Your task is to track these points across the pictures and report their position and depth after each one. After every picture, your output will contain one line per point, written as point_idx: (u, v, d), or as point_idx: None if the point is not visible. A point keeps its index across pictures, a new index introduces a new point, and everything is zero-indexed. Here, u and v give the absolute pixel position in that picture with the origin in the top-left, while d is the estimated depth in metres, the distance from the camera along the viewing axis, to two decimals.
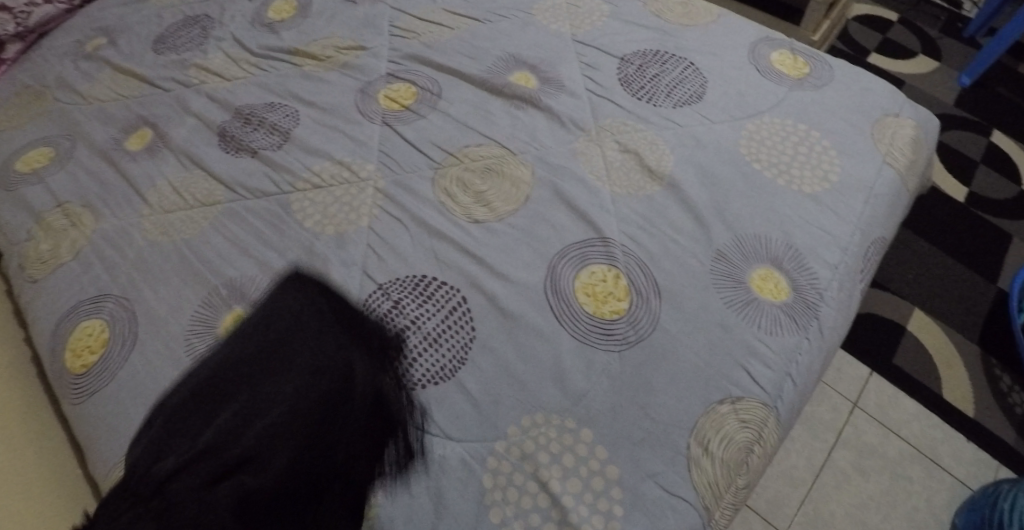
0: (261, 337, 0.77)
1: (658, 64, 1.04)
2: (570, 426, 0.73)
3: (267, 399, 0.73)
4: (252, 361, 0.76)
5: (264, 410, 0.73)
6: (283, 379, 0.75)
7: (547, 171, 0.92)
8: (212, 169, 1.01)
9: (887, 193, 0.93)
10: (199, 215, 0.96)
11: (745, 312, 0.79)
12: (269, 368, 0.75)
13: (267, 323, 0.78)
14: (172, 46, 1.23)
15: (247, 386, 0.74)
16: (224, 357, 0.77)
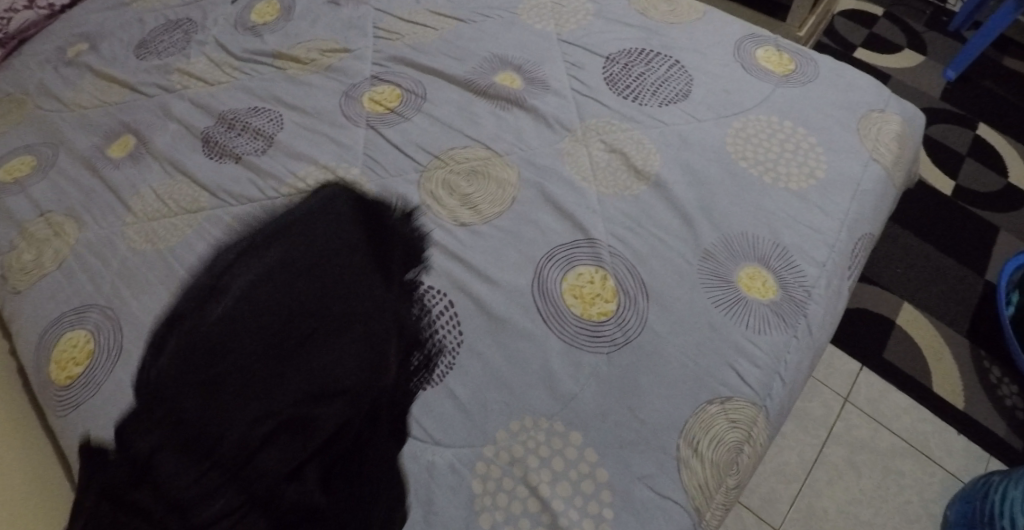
0: (314, 300, 0.81)
1: (644, 63, 1.04)
2: (559, 430, 0.73)
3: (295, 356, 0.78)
4: (310, 320, 0.79)
5: (310, 365, 0.77)
6: (338, 338, 0.78)
7: (533, 172, 0.92)
8: (199, 174, 1.00)
9: (873, 189, 0.93)
10: (188, 220, 0.95)
11: (733, 311, 0.79)
12: (323, 329, 0.79)
13: (320, 284, 0.82)
14: (154, 51, 1.22)
15: (291, 345, 0.78)
16: (279, 316, 0.80)
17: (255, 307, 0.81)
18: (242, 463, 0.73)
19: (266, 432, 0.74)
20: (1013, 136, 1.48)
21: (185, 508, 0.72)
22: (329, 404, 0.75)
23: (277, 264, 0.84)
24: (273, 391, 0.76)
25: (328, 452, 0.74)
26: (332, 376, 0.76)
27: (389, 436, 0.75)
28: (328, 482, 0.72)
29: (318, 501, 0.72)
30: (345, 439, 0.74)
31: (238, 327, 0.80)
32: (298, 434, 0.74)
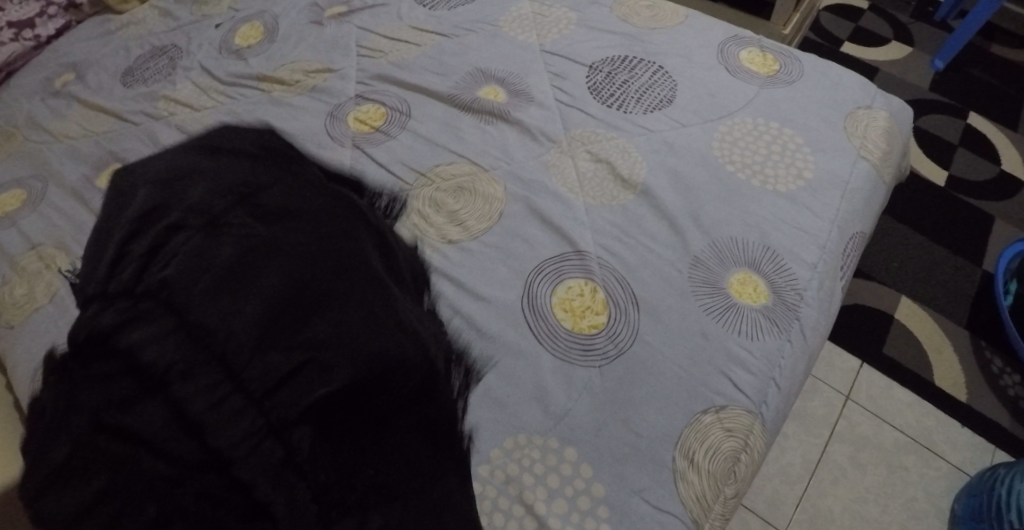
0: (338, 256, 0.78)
1: (627, 70, 1.03)
2: (554, 446, 0.73)
3: (332, 314, 0.74)
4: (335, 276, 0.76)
5: (345, 323, 0.73)
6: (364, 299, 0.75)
7: (519, 186, 0.91)
8: (166, 156, 0.91)
9: (862, 187, 0.93)
10: (155, 186, 0.84)
11: (724, 317, 0.79)
12: (348, 288, 0.75)
13: (347, 242, 0.79)
14: (140, 79, 1.23)
15: (324, 298, 0.74)
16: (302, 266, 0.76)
17: (276, 246, 0.76)
18: (268, 401, 0.72)
19: (291, 378, 0.72)
20: (1004, 124, 1.48)
21: (199, 430, 0.71)
22: (356, 358, 0.72)
23: (304, 218, 0.79)
24: (297, 339, 0.73)
25: (351, 406, 0.71)
26: (360, 333, 0.73)
27: (414, 400, 0.73)
28: (352, 436, 0.71)
29: (345, 453, 0.71)
30: (372, 398, 0.72)
31: (259, 265, 0.75)
32: (321, 385, 0.71)
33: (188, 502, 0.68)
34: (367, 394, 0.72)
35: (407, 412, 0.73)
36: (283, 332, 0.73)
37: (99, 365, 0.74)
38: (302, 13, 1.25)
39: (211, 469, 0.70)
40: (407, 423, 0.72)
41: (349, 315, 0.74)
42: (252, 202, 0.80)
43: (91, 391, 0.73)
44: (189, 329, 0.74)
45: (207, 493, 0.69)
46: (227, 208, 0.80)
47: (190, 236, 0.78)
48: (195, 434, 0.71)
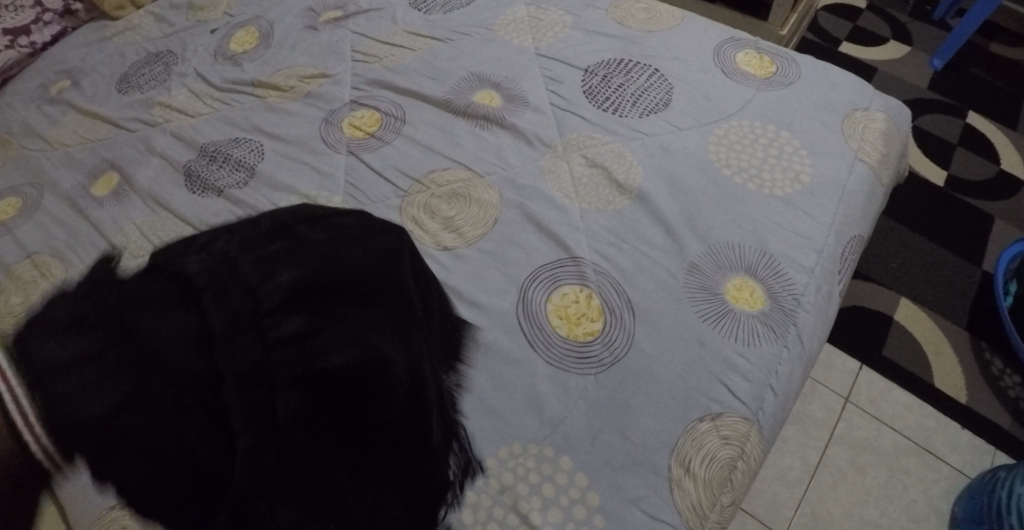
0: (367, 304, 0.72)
1: (623, 74, 1.03)
2: (549, 455, 0.72)
3: (347, 343, 0.69)
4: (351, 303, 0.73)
5: (355, 358, 0.69)
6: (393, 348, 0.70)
7: (514, 192, 0.91)
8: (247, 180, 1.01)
9: (860, 190, 0.92)
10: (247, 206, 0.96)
11: (721, 323, 0.78)
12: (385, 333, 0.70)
13: (390, 279, 0.74)
14: (135, 85, 1.22)
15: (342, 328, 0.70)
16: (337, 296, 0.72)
17: (322, 261, 0.74)
18: (235, 384, 0.69)
19: (293, 409, 0.68)
20: (1004, 123, 1.47)
21: (167, 357, 0.72)
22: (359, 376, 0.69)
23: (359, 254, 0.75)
24: (313, 372, 0.69)
25: (352, 450, 0.68)
26: (387, 369, 0.69)
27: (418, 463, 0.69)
28: (343, 478, 0.67)
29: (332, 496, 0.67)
30: (346, 436, 0.68)
31: (296, 263, 0.74)
32: (297, 395, 0.68)
33: (127, 421, 0.70)
34: (378, 435, 0.68)
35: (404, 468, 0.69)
36: (290, 341, 0.70)
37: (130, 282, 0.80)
38: (297, 17, 1.24)
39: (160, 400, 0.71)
40: (400, 478, 0.69)
41: (364, 350, 0.69)
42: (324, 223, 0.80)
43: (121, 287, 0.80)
44: (218, 286, 0.75)
45: (143, 421, 0.70)
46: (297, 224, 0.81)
47: (241, 246, 0.78)
48: (162, 358, 0.72)
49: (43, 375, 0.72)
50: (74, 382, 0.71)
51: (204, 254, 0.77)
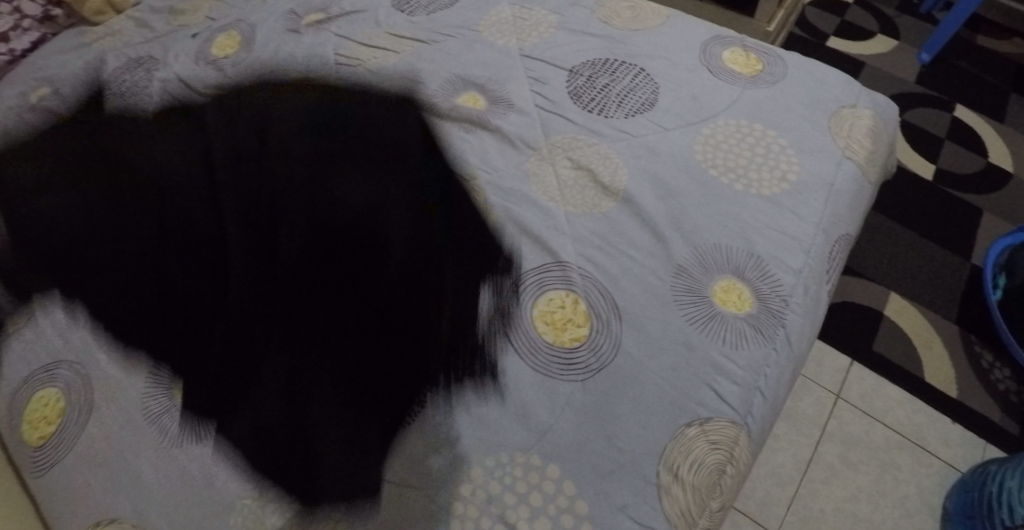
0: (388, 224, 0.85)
1: (608, 73, 1.02)
2: (536, 463, 0.72)
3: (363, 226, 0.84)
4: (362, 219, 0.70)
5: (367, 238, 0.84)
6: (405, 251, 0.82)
7: (499, 195, 0.90)
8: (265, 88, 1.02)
9: (847, 189, 0.91)
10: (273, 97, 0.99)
11: (708, 327, 0.77)
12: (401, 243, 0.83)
13: (404, 179, 0.88)
14: (116, 91, 1.19)
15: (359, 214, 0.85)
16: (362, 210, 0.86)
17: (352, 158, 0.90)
18: (259, 247, 0.85)
19: (299, 275, 0.82)
20: (991, 116, 1.47)
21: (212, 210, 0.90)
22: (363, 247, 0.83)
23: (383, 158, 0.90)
24: (332, 255, 0.83)
25: (345, 311, 0.80)
26: (393, 235, 0.83)
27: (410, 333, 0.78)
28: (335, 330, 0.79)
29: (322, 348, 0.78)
30: (348, 293, 0.81)
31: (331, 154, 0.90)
32: (308, 254, 0.83)
33: (168, 260, 0.87)
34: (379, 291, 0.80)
35: (393, 335, 0.78)
36: (313, 220, 0.85)
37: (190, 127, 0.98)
38: (279, 21, 1.23)
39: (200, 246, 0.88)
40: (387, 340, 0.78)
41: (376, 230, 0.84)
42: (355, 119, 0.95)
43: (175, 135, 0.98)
44: (260, 167, 0.91)
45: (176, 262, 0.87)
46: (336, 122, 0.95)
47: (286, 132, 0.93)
48: (209, 210, 0.90)
49: (97, 205, 0.92)
50: (123, 216, 0.91)
51: (254, 156, 0.92)
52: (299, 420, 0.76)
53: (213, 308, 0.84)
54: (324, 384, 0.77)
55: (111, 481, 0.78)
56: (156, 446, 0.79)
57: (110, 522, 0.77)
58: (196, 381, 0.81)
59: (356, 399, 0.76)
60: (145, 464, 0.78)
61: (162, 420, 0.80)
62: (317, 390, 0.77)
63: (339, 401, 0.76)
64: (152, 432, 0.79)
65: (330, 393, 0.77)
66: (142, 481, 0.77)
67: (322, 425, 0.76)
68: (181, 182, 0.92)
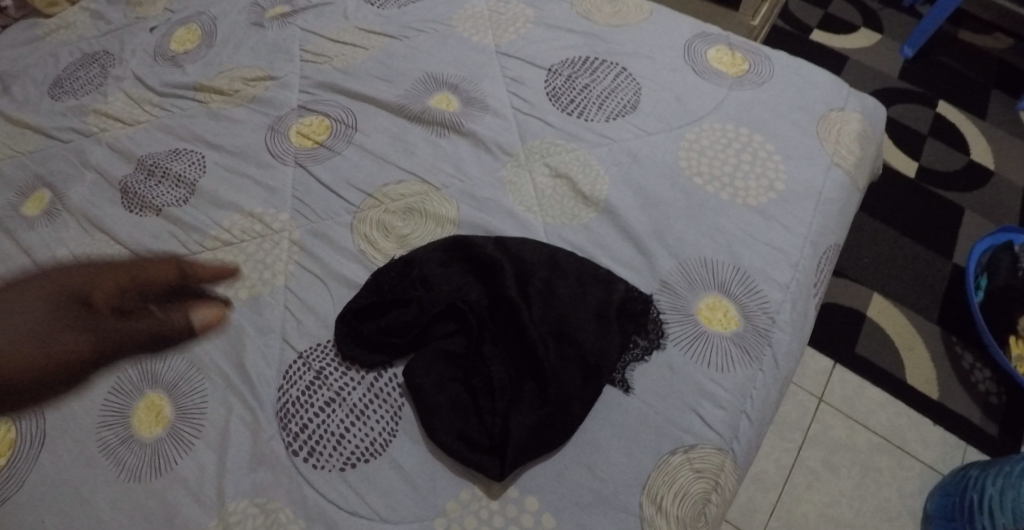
0: (159, 274, 0.84)
1: (588, 73, 0.92)
2: (513, 495, 0.69)
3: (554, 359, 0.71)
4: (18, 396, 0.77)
5: (540, 367, 0.70)
6: (198, 289, 0.83)
7: (472, 206, 0.85)
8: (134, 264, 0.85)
9: (839, 198, 0.83)
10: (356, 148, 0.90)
11: (694, 348, 0.73)
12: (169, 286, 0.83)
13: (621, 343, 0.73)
14: (70, 90, 1.06)
15: (555, 353, 0.71)
16: (127, 277, 0.83)
17: (574, 319, 0.73)
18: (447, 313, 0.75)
19: (502, 351, 0.73)
20: (973, 113, 1.45)
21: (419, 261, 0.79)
22: (543, 369, 0.70)
23: (601, 327, 0.72)
24: (526, 373, 0.71)
25: (500, 391, 0.71)
26: (566, 370, 0.71)
27: (556, 374, 0.70)
28: (521, 316, 0.72)
29: (514, 310, 0.73)
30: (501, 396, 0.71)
31: (555, 298, 0.74)
32: (491, 352, 0.72)
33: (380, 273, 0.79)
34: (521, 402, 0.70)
35: (538, 375, 0.70)
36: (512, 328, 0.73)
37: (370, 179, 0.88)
38: (242, 13, 1.09)
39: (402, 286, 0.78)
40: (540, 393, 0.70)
41: (552, 368, 0.70)
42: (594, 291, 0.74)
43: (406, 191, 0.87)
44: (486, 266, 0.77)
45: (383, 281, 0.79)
46: (559, 275, 0.75)
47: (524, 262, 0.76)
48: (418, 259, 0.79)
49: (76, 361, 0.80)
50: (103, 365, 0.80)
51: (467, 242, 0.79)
52: (264, 452, 0.73)
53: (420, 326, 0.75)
54: (294, 408, 0.74)
55: (63, 519, 0.73)
56: (112, 479, 0.74)
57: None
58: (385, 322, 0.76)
59: (326, 426, 0.73)
60: (101, 501, 0.73)
61: (117, 452, 0.75)
62: (287, 416, 0.74)
63: (308, 428, 0.73)
64: (106, 468, 0.74)
65: (298, 422, 0.74)
66: (98, 518, 0.72)
67: (290, 455, 0.73)
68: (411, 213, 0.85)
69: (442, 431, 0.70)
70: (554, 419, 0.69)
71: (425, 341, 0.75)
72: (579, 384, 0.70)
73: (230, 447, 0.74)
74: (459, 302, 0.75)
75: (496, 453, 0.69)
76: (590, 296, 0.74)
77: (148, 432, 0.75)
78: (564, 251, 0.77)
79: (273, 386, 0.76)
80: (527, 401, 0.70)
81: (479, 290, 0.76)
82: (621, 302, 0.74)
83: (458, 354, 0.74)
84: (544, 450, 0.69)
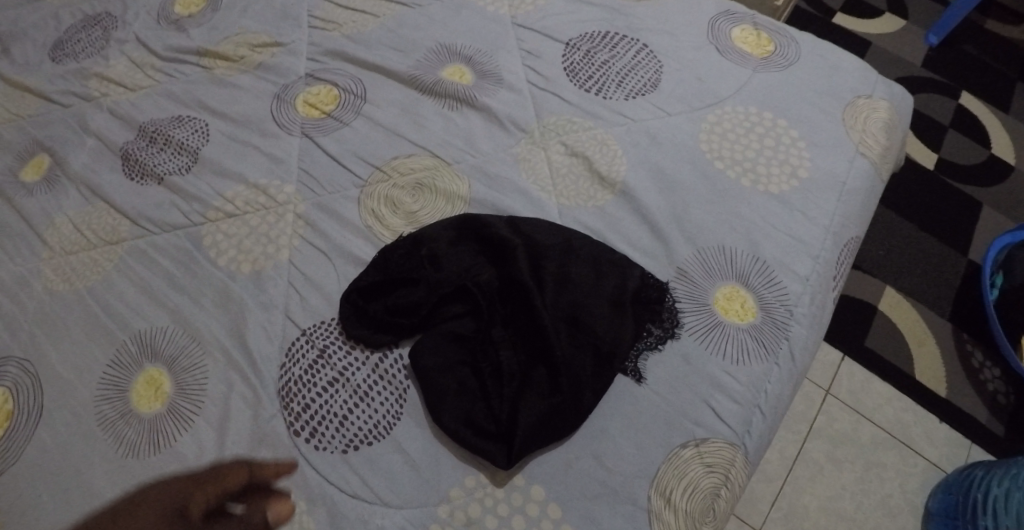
0: (222, 476, 0.67)
1: (608, 49, 0.88)
2: (518, 483, 0.67)
3: (567, 347, 0.69)
4: None
5: (551, 354, 0.68)
6: (267, 483, 0.68)
7: (484, 184, 0.82)
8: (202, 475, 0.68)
9: (862, 188, 0.80)
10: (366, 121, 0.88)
11: (709, 338, 0.72)
12: (237, 494, 0.67)
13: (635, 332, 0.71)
14: (70, 53, 1.03)
15: (567, 340, 0.69)
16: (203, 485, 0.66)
17: (588, 305, 0.70)
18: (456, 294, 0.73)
19: (512, 336, 0.71)
20: (995, 105, 1.42)
21: (429, 239, 0.77)
22: (555, 356, 0.68)
23: (615, 314, 0.70)
24: (536, 359, 0.70)
25: (509, 377, 0.69)
26: (578, 357, 0.69)
27: (567, 362, 0.68)
28: (534, 301, 0.70)
29: (526, 295, 0.71)
30: (509, 382, 0.69)
31: (569, 284, 0.72)
32: (501, 338, 0.70)
33: (388, 251, 0.77)
34: (530, 389, 0.68)
35: (548, 362, 0.69)
36: (523, 312, 0.71)
37: (379, 153, 0.86)
38: None
39: (411, 264, 0.76)
40: (551, 380, 0.68)
41: (563, 355, 0.69)
42: (609, 278, 0.72)
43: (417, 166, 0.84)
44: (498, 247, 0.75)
45: (391, 258, 0.77)
46: (573, 259, 0.73)
47: (538, 245, 0.74)
48: (427, 237, 0.77)
49: None
50: None
51: (478, 223, 0.76)
52: (264, 432, 0.72)
53: (428, 307, 0.73)
54: (296, 388, 0.73)
55: (60, 495, 0.71)
56: (110, 455, 0.72)
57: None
58: (393, 301, 0.74)
59: (329, 407, 0.71)
60: (99, 477, 0.71)
61: (116, 427, 0.73)
62: (289, 395, 0.73)
63: (311, 408, 0.72)
64: (105, 444, 0.73)
65: (300, 402, 0.72)
66: (95, 493, 0.71)
67: (291, 435, 0.71)
68: (422, 188, 0.82)
69: (448, 417, 0.69)
70: (564, 408, 0.67)
71: (433, 322, 0.73)
72: (591, 372, 0.68)
73: (230, 426, 0.72)
74: (469, 284, 0.73)
75: (503, 441, 0.67)
76: (605, 282, 0.72)
77: (147, 407, 0.74)
78: (578, 235, 0.75)
79: (276, 363, 0.75)
80: (537, 389, 0.68)
81: (490, 272, 0.74)
82: (636, 290, 0.72)
83: (466, 337, 0.72)
84: (553, 440, 0.67)
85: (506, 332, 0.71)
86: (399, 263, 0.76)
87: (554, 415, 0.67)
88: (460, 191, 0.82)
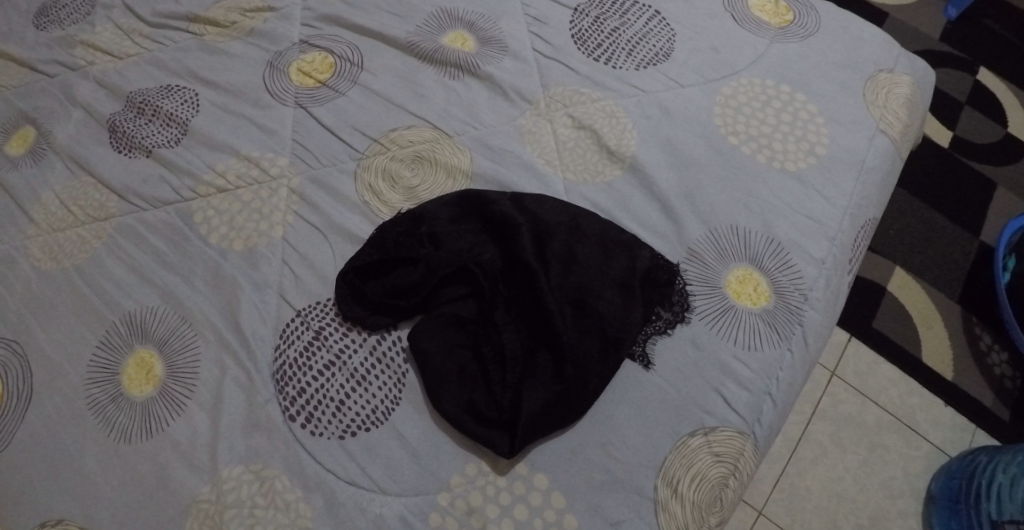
0: None
1: (618, 15, 0.84)
2: (521, 471, 0.65)
3: (573, 329, 0.67)
4: None
5: (556, 338, 0.66)
6: None
7: (487, 158, 0.79)
8: None
9: (882, 167, 0.77)
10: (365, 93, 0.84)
11: (720, 322, 0.69)
12: None
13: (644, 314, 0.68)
14: (55, 19, 0.98)
15: (573, 323, 0.67)
16: None
17: (595, 286, 0.68)
18: (458, 274, 0.70)
19: (516, 319, 0.68)
20: (1012, 81, 1.38)
21: (429, 217, 0.73)
22: (560, 340, 0.65)
23: (624, 297, 0.68)
24: (540, 343, 0.67)
25: (512, 362, 0.66)
26: (583, 341, 0.66)
27: (572, 347, 0.66)
28: (539, 282, 0.67)
29: (531, 276, 0.68)
30: (512, 367, 0.66)
31: (575, 264, 0.69)
32: (505, 321, 0.68)
33: (388, 229, 0.74)
34: (534, 375, 0.66)
35: (553, 346, 0.66)
36: (528, 293, 0.68)
37: (377, 125, 0.82)
38: None
39: (412, 243, 0.73)
40: (556, 365, 0.66)
41: (569, 339, 0.66)
42: (617, 258, 0.69)
43: (412, 135, 0.81)
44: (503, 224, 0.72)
45: (390, 236, 0.73)
46: (581, 238, 0.70)
47: (542, 224, 0.71)
48: (428, 215, 0.74)
49: None
50: None
51: (481, 200, 0.73)
52: (258, 416, 0.69)
53: (428, 287, 0.70)
54: (291, 371, 0.70)
55: (52, 482, 0.69)
56: (100, 440, 0.70)
57: (57, 523, 0.68)
58: (393, 281, 0.71)
59: (326, 392, 0.69)
60: (92, 465, 0.69)
61: (106, 411, 0.71)
62: (284, 378, 0.70)
63: (306, 392, 0.69)
64: (95, 429, 0.71)
65: (295, 386, 0.70)
66: (86, 479, 0.69)
67: (286, 420, 0.69)
68: (421, 159, 0.79)
69: (448, 403, 0.66)
70: (569, 395, 0.65)
71: (434, 303, 0.70)
72: (597, 356, 0.66)
73: (223, 410, 0.70)
74: (470, 264, 0.70)
75: (505, 428, 0.65)
76: (612, 263, 0.69)
77: (138, 390, 0.71)
78: (586, 213, 0.72)
79: (270, 345, 0.72)
80: (541, 375, 0.66)
81: (493, 251, 0.71)
82: (646, 271, 0.69)
83: (467, 320, 0.69)
84: (556, 427, 0.65)
85: (510, 314, 0.68)
86: (398, 242, 0.73)
87: (559, 401, 0.65)
88: (462, 167, 0.78)
